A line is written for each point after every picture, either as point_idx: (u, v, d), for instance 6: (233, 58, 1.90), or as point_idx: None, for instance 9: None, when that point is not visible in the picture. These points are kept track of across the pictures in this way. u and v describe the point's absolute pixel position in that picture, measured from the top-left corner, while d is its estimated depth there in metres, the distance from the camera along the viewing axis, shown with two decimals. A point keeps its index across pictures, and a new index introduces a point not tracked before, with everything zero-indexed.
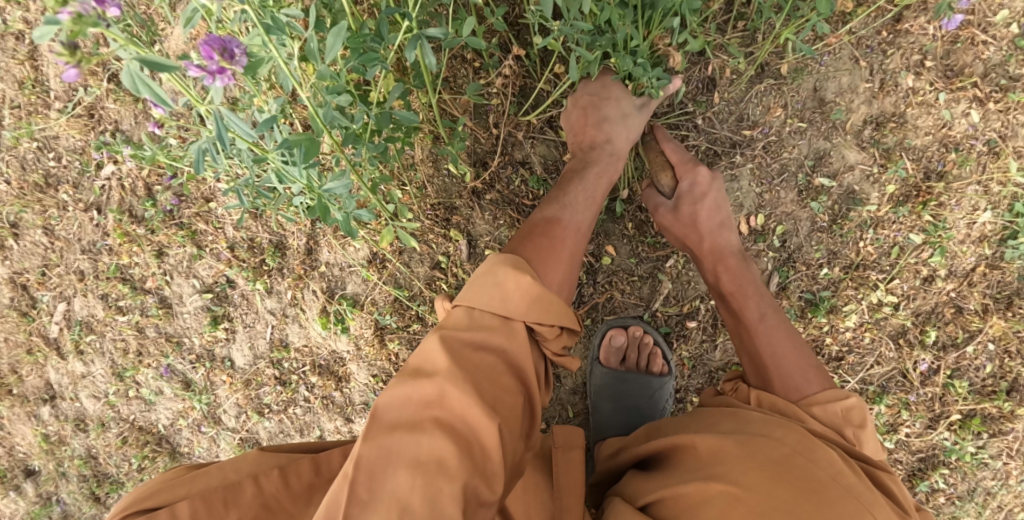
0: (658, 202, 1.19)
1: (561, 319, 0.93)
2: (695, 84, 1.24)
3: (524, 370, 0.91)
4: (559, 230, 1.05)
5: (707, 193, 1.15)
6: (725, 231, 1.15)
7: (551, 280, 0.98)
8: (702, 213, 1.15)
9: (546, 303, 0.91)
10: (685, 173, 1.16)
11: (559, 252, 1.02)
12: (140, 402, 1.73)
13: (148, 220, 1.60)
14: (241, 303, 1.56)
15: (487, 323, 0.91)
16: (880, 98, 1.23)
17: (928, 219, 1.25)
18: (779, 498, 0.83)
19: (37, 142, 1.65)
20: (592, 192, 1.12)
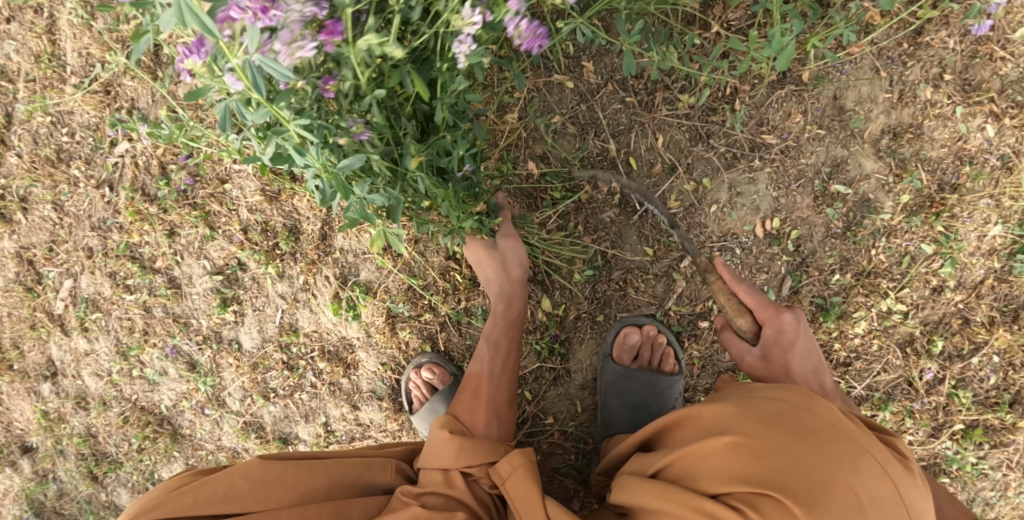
0: (743, 350, 1.08)
1: (488, 456, 1.05)
2: (717, 88, 1.25)
3: (475, 504, 1.02)
4: (476, 384, 1.17)
5: (795, 339, 1.04)
6: (822, 376, 1.03)
7: (474, 428, 1.11)
8: (795, 361, 1.03)
9: (467, 451, 1.05)
10: (770, 322, 1.05)
11: (478, 401, 1.15)
12: (143, 382, 1.72)
13: (161, 200, 1.59)
14: (252, 286, 1.55)
15: (433, 477, 1.04)
16: (898, 109, 1.25)
17: (940, 230, 1.27)
18: (780, 443, 0.83)
19: (50, 117, 1.65)
20: (501, 337, 1.22)
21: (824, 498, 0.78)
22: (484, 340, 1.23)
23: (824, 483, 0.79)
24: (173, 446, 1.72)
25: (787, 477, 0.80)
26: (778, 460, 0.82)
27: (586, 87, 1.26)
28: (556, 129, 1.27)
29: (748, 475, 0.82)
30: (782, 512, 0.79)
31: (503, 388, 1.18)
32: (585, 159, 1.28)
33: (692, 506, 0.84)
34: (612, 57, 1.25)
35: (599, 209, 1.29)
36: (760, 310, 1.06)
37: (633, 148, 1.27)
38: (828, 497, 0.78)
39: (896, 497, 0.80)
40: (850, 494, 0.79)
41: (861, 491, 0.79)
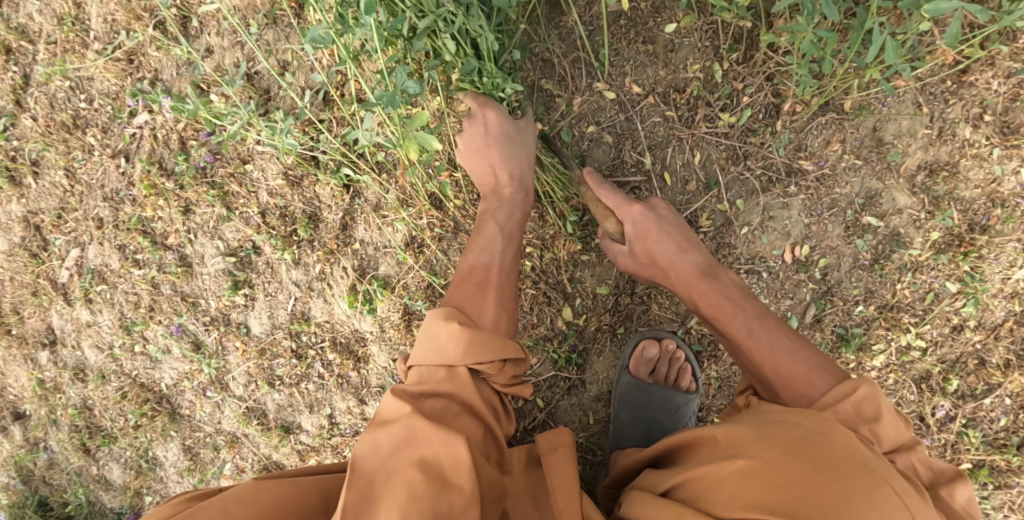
0: (616, 251, 1.19)
1: (496, 353, 1.02)
2: (760, 110, 1.23)
3: (479, 404, 1.01)
4: (485, 274, 1.12)
5: (650, 228, 1.15)
6: (688, 254, 1.14)
7: (483, 321, 1.06)
8: (655, 247, 1.15)
9: (476, 346, 1.00)
10: (627, 218, 1.16)
11: (486, 293, 1.10)
12: (145, 358, 1.69)
13: (179, 175, 1.55)
14: (265, 271, 1.52)
15: (434, 375, 1.01)
16: (935, 145, 1.24)
17: (967, 269, 1.27)
18: (796, 470, 0.81)
19: (69, 82, 1.62)
20: (513, 228, 1.18)
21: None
22: (495, 228, 1.18)
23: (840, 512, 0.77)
24: (170, 426, 1.69)
25: (802, 504, 0.79)
26: (796, 491, 0.80)
27: (627, 96, 1.24)
28: (592, 137, 1.26)
29: (763, 499, 0.80)
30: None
31: (511, 282, 1.14)
32: (618, 169, 1.26)
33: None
34: (656, 69, 1.23)
35: None
36: (618, 208, 1.17)
37: (669, 163, 1.26)
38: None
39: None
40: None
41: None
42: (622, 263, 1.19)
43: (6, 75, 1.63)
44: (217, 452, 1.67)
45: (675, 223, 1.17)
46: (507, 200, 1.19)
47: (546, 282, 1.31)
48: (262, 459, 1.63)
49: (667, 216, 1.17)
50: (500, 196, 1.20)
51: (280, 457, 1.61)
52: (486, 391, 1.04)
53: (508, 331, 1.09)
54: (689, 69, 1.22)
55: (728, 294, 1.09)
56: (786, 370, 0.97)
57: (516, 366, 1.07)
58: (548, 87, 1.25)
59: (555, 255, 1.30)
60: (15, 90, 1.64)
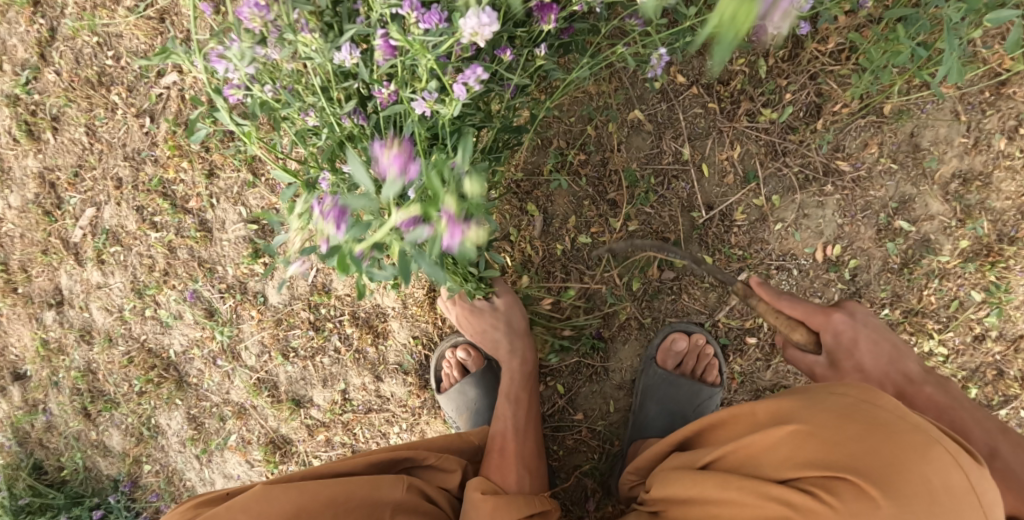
0: (811, 361, 1.07)
1: (525, 510, 1.06)
2: (800, 108, 1.24)
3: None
4: (503, 443, 1.17)
5: (857, 337, 1.03)
6: (900, 360, 1.03)
7: (508, 484, 1.10)
8: (865, 359, 1.02)
9: (504, 508, 1.04)
10: (823, 328, 1.04)
11: (510, 457, 1.14)
12: (155, 323, 1.66)
13: (205, 138, 1.54)
14: (288, 241, 1.51)
15: None
16: (970, 155, 1.25)
17: (992, 279, 1.28)
18: (846, 431, 0.82)
19: (97, 38, 1.59)
20: (520, 394, 1.24)
21: (899, 483, 0.76)
22: (503, 399, 1.23)
23: (893, 467, 0.77)
24: (176, 393, 1.66)
25: (857, 461, 0.79)
26: (847, 449, 0.80)
27: (671, 86, 1.24)
28: (631, 125, 1.26)
29: (816, 460, 0.82)
30: (854, 495, 0.77)
31: (530, 444, 1.19)
32: (656, 158, 1.26)
33: (754, 491, 0.85)
34: (702, 61, 1.24)
35: (664, 210, 1.28)
36: (810, 318, 1.05)
37: (708, 155, 1.26)
38: (900, 481, 0.76)
39: (967, 484, 0.76)
40: (924, 480, 0.76)
41: (934, 477, 0.76)
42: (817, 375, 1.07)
43: (32, 27, 1.61)
44: (223, 422, 1.65)
45: (878, 327, 1.05)
46: (510, 368, 1.26)
47: (574, 267, 1.31)
48: (268, 433, 1.60)
49: (868, 320, 1.04)
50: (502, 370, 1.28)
51: (288, 431, 1.59)
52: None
53: (535, 489, 1.13)
54: (735, 62, 1.23)
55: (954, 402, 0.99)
56: None
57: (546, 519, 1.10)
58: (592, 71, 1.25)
59: (586, 241, 1.30)
60: (40, 43, 1.61)
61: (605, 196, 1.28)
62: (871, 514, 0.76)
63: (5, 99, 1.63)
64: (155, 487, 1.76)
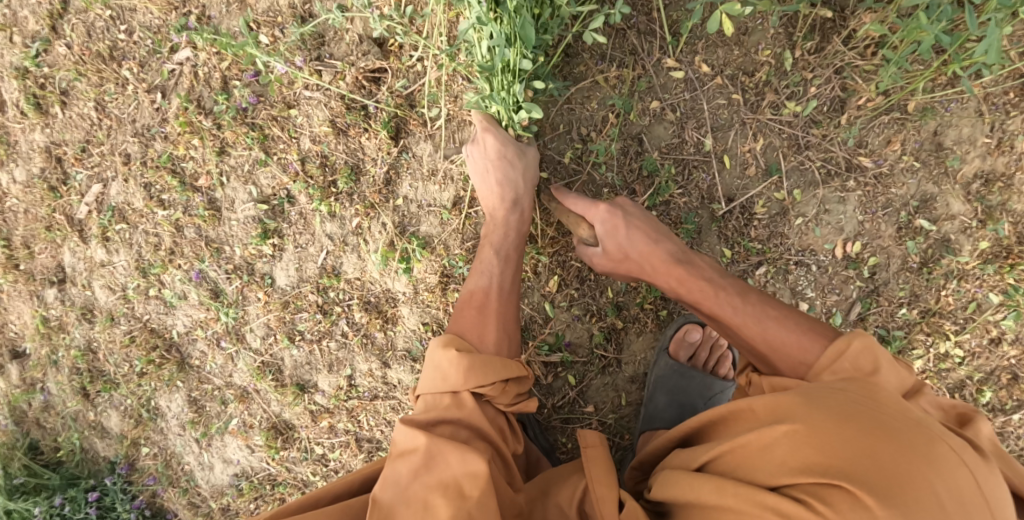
0: (590, 251, 1.18)
1: (498, 375, 1.03)
2: (824, 103, 1.23)
3: (486, 428, 1.02)
4: (482, 299, 1.14)
5: (621, 222, 1.14)
6: (662, 241, 1.12)
7: (485, 344, 1.08)
8: (631, 242, 1.12)
9: (478, 369, 1.03)
10: (594, 219, 1.16)
11: (489, 316, 1.12)
12: (158, 302, 1.63)
13: (218, 115, 1.50)
14: (298, 222, 1.47)
15: (441, 403, 1.03)
16: (993, 155, 1.23)
17: (1011, 282, 1.26)
18: (847, 439, 0.78)
19: (110, 12, 1.58)
20: (510, 250, 1.19)
21: (899, 493, 0.73)
22: (491, 252, 1.19)
23: (894, 473, 0.74)
24: (178, 375, 1.63)
25: (855, 468, 0.76)
26: (848, 454, 0.77)
27: (695, 75, 1.23)
28: (653, 113, 1.24)
29: (817, 467, 0.78)
30: (854, 506, 0.74)
31: (511, 305, 1.16)
32: (677, 148, 1.25)
33: (751, 501, 0.80)
34: (728, 51, 1.22)
35: (683, 202, 1.26)
36: (589, 212, 1.17)
37: (730, 146, 1.25)
38: (902, 489, 0.73)
39: (973, 485, 0.75)
40: (926, 488, 0.73)
41: (937, 485, 0.74)
42: (596, 264, 1.18)
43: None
44: (224, 406, 1.62)
45: (644, 217, 1.15)
46: (505, 222, 1.20)
47: None
48: (270, 418, 1.58)
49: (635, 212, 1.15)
50: (493, 214, 1.22)
51: (291, 417, 1.56)
52: (489, 415, 1.04)
53: (511, 354, 1.10)
54: (760, 53, 1.21)
55: (702, 278, 1.06)
56: (775, 336, 0.95)
57: (520, 384, 1.08)
58: (616, 58, 1.23)
59: None
60: (52, 16, 1.59)
61: (624, 185, 1.26)
62: None
63: (14, 72, 1.62)
64: (152, 470, 1.73)
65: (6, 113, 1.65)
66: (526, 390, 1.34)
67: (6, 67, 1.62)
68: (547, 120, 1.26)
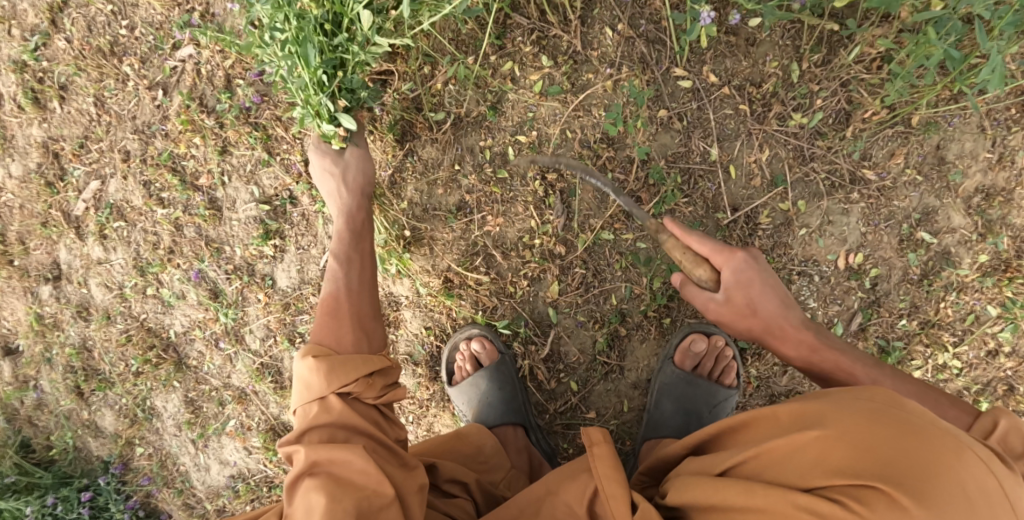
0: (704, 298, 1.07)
1: (360, 370, 1.01)
2: (829, 114, 1.24)
3: (362, 422, 0.99)
4: (334, 303, 1.11)
5: (755, 278, 1.04)
6: (790, 307, 1.05)
7: (341, 345, 1.05)
8: (761, 299, 1.04)
9: (337, 369, 1.00)
10: (726, 263, 1.05)
11: (342, 319, 1.08)
12: (156, 302, 1.61)
13: (220, 114, 1.48)
14: (300, 223, 1.46)
15: (310, 412, 0.99)
16: (995, 170, 1.25)
17: (1009, 295, 1.27)
18: (877, 442, 0.78)
19: (113, 7, 1.57)
20: (351, 253, 1.17)
21: (933, 492, 0.74)
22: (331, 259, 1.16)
23: (930, 473, 0.75)
24: (175, 375, 1.62)
25: (888, 468, 0.76)
26: (883, 455, 0.77)
27: (702, 84, 1.23)
28: (659, 122, 1.25)
29: (850, 468, 0.78)
30: (888, 504, 0.74)
31: (365, 303, 1.12)
32: (684, 157, 1.25)
33: (784, 503, 0.80)
34: (736, 61, 1.23)
35: (688, 211, 1.27)
36: (715, 255, 1.06)
37: (736, 156, 1.25)
38: (938, 488, 0.74)
39: (999, 486, 0.76)
40: (958, 486, 0.74)
41: (966, 483, 0.75)
42: (709, 312, 1.07)
43: None
44: (222, 407, 1.61)
45: (776, 279, 1.05)
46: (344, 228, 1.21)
47: (595, 263, 1.30)
48: (268, 419, 1.58)
49: (765, 265, 1.06)
50: (338, 230, 1.22)
51: (290, 418, 1.58)
52: (365, 409, 1.02)
53: (373, 349, 1.07)
54: (767, 65, 1.22)
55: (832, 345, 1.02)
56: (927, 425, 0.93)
57: (383, 374, 1.06)
58: (625, 66, 1.23)
59: (608, 236, 1.28)
60: (52, 10, 1.59)
61: (630, 193, 1.27)
62: None
63: (13, 65, 1.62)
64: (147, 470, 1.72)
65: (3, 106, 1.65)
66: (528, 395, 1.35)
67: (5, 60, 1.62)
68: (554, 126, 1.26)
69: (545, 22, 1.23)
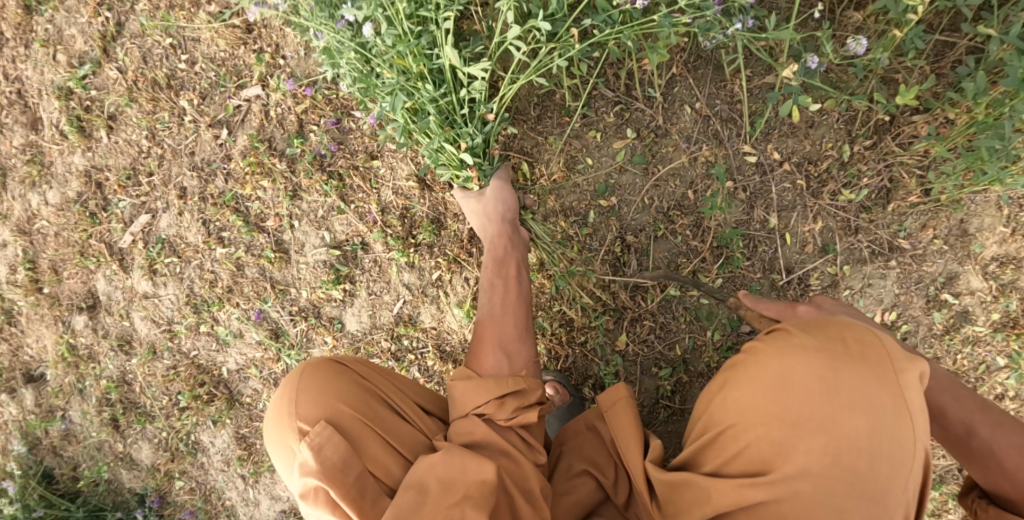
0: None
1: (489, 393, 1.08)
2: (874, 190, 1.39)
3: (502, 442, 1.05)
4: (479, 330, 1.19)
5: (830, 321, 1.13)
6: None
7: (483, 371, 1.12)
8: None
9: (471, 393, 1.09)
10: (794, 318, 1.16)
11: (482, 345, 1.16)
12: (210, 339, 1.62)
13: (292, 158, 1.49)
14: (372, 270, 1.48)
15: (457, 425, 1.08)
16: (1008, 242, 1.42)
17: (1015, 347, 1.45)
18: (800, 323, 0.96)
19: (170, 40, 1.56)
20: (493, 278, 1.24)
21: (821, 338, 0.91)
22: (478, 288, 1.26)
23: (820, 330, 0.93)
24: (227, 412, 1.64)
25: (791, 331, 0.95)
26: (793, 327, 0.96)
27: (766, 160, 1.37)
28: (728, 192, 1.37)
29: (769, 336, 0.97)
30: (783, 344, 0.92)
31: (507, 327, 1.18)
32: (748, 223, 1.38)
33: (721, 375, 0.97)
34: (796, 141, 1.37)
35: (749, 272, 1.39)
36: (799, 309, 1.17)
37: (792, 225, 1.39)
38: (826, 337, 0.91)
39: (890, 353, 0.90)
40: (846, 340, 0.91)
41: (852, 339, 0.91)
42: None
43: (96, 20, 1.58)
44: None
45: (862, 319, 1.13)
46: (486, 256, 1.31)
47: (662, 317, 1.40)
48: None
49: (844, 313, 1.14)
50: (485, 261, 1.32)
51: None
52: (499, 431, 1.07)
53: (511, 371, 1.12)
54: (825, 146, 1.37)
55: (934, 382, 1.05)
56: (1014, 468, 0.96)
57: (522, 397, 1.10)
58: (701, 140, 1.36)
59: (675, 293, 1.39)
60: (104, 38, 1.58)
61: (696, 253, 1.38)
62: (792, 352, 0.90)
63: (57, 91, 1.61)
64: (188, 504, 1.73)
65: (43, 132, 1.64)
66: None
67: (49, 85, 1.62)
68: (636, 194, 1.38)
69: (630, 97, 1.36)
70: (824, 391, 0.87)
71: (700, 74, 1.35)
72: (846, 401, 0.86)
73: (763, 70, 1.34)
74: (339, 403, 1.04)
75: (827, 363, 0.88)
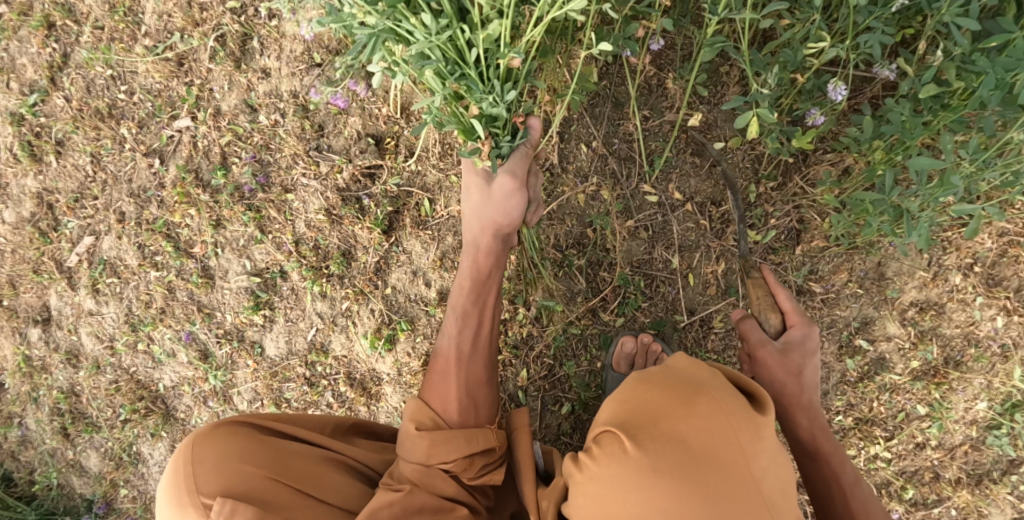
0: (763, 339, 1.10)
1: (460, 451, 1.11)
2: (783, 233, 1.37)
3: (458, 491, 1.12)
4: (444, 365, 1.19)
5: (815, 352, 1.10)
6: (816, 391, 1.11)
7: (450, 419, 1.14)
8: (807, 368, 1.10)
9: (440, 447, 1.11)
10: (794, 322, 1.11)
11: (448, 384, 1.17)
12: (147, 357, 1.70)
13: (216, 189, 1.55)
14: (289, 297, 1.53)
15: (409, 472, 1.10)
16: (929, 287, 1.37)
17: (936, 396, 1.40)
18: (648, 395, 0.90)
19: (110, 71, 1.63)
20: (467, 306, 1.22)
21: (650, 434, 0.87)
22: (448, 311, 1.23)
23: (654, 420, 0.87)
24: (162, 426, 1.71)
25: (630, 420, 0.89)
26: (634, 410, 0.90)
27: (668, 201, 1.36)
28: (627, 233, 1.37)
29: (612, 421, 0.92)
30: (615, 445, 0.88)
31: (475, 365, 1.19)
32: (647, 263, 1.37)
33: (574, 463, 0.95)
34: (698, 181, 1.35)
35: (648, 313, 1.38)
36: (793, 314, 1.12)
37: (694, 265, 1.37)
38: (656, 428, 0.87)
39: (731, 439, 0.85)
40: (679, 435, 0.86)
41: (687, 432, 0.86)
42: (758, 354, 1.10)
43: (45, 50, 1.65)
44: None
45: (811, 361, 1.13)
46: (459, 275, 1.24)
47: (562, 355, 1.40)
48: None
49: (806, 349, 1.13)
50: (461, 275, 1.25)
51: None
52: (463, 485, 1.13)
53: (478, 422, 1.16)
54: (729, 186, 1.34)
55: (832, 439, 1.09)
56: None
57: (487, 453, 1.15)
58: (598, 180, 1.36)
59: (576, 330, 1.39)
60: (52, 67, 1.65)
61: (597, 291, 1.38)
62: (619, 455, 0.87)
63: (10, 117, 1.67)
64: (131, 512, 1.81)
65: None
66: None
67: (2, 111, 1.68)
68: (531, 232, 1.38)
69: None
70: (674, 451, 0.85)
71: (600, 113, 1.35)
72: (695, 465, 0.84)
73: (663, 109, 1.34)
74: (245, 463, 1.03)
75: (685, 420, 0.86)
